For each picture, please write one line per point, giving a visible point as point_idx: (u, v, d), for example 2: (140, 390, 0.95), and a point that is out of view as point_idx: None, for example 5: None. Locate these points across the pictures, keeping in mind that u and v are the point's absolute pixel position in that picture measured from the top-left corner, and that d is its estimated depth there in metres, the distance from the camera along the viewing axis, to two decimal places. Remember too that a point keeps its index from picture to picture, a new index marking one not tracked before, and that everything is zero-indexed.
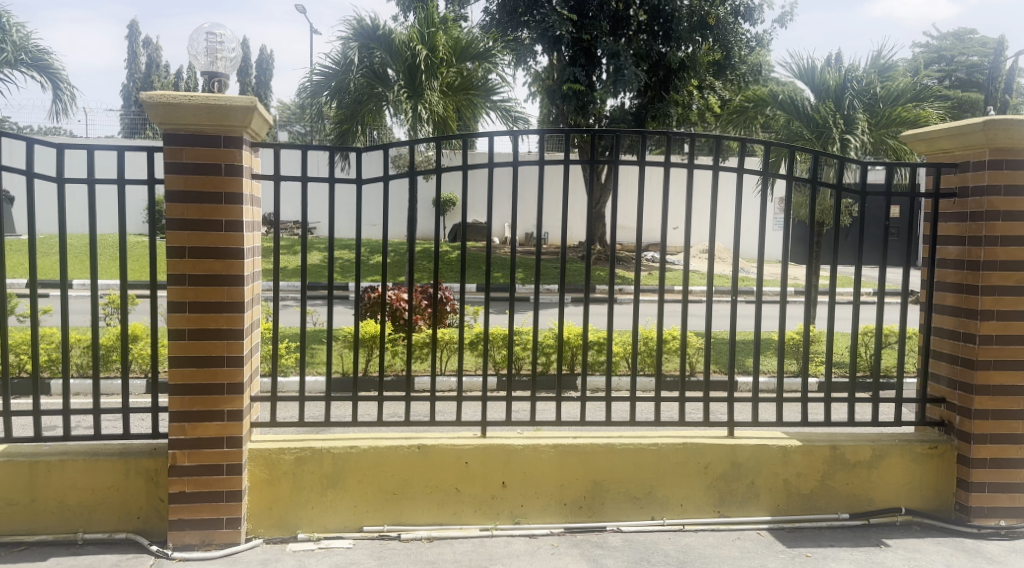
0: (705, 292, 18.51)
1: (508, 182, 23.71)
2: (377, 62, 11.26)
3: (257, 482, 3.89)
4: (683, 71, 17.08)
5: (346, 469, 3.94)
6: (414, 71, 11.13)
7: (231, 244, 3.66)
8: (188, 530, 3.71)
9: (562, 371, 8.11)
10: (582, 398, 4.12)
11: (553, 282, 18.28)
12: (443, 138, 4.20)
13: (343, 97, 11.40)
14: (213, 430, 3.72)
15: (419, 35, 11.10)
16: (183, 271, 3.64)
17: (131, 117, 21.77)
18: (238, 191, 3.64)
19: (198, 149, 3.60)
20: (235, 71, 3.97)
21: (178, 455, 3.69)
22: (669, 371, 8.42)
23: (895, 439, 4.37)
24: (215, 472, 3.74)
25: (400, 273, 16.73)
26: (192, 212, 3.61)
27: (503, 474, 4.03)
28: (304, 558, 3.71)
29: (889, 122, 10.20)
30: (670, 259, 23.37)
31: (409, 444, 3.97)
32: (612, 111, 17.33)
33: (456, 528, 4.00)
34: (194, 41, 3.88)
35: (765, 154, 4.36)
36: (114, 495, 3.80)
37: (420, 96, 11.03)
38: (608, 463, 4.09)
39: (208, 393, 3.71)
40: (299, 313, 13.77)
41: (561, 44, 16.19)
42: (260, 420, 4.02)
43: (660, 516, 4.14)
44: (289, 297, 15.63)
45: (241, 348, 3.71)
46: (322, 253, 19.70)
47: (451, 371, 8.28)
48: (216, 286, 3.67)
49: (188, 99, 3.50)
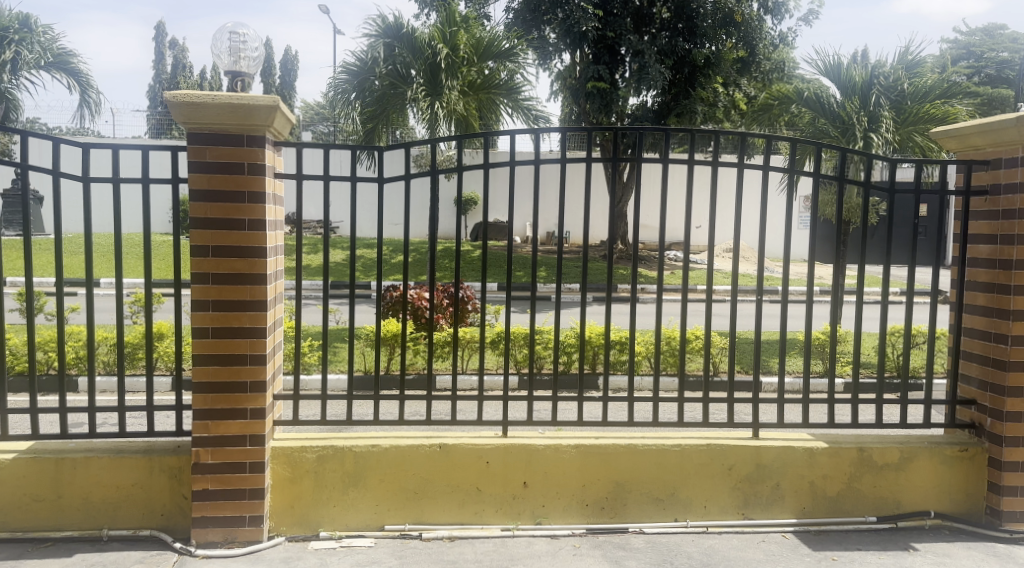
0: (730, 292, 18.38)
1: (530, 181, 23.72)
2: (400, 62, 11.31)
3: (279, 480, 3.90)
4: (708, 68, 16.98)
5: (368, 468, 3.94)
6: (435, 70, 11.16)
7: (253, 244, 3.67)
8: (211, 528, 3.73)
9: (584, 370, 8.11)
10: (604, 399, 4.06)
11: (575, 281, 18.26)
12: (465, 137, 4.12)
13: (365, 96, 11.50)
14: (236, 428, 3.74)
15: (441, 34, 11.14)
16: (206, 269, 3.66)
17: (157, 117, 22.05)
18: (261, 190, 3.64)
19: (221, 148, 3.61)
20: (258, 70, 3.98)
21: (201, 453, 3.71)
22: (692, 371, 8.37)
23: (925, 442, 4.28)
24: (238, 469, 3.75)
25: (421, 272, 16.78)
26: (216, 211, 3.62)
27: (524, 474, 4.01)
28: (326, 557, 3.71)
29: (917, 120, 10.07)
30: (694, 258, 23.21)
31: (431, 444, 3.96)
32: (635, 109, 17.28)
33: (478, 527, 3.98)
34: (217, 41, 3.90)
35: (791, 151, 4.23)
36: (138, 492, 3.83)
37: (441, 94, 11.05)
38: (630, 464, 4.05)
39: (231, 391, 3.72)
40: (322, 311, 13.86)
41: (586, 42, 16.15)
42: (282, 418, 4.03)
43: (684, 518, 4.10)
44: (312, 297, 15.73)
45: (263, 347, 3.72)
46: (344, 253, 19.82)
47: (472, 370, 8.32)
48: (239, 285, 3.68)
49: (211, 98, 3.51)
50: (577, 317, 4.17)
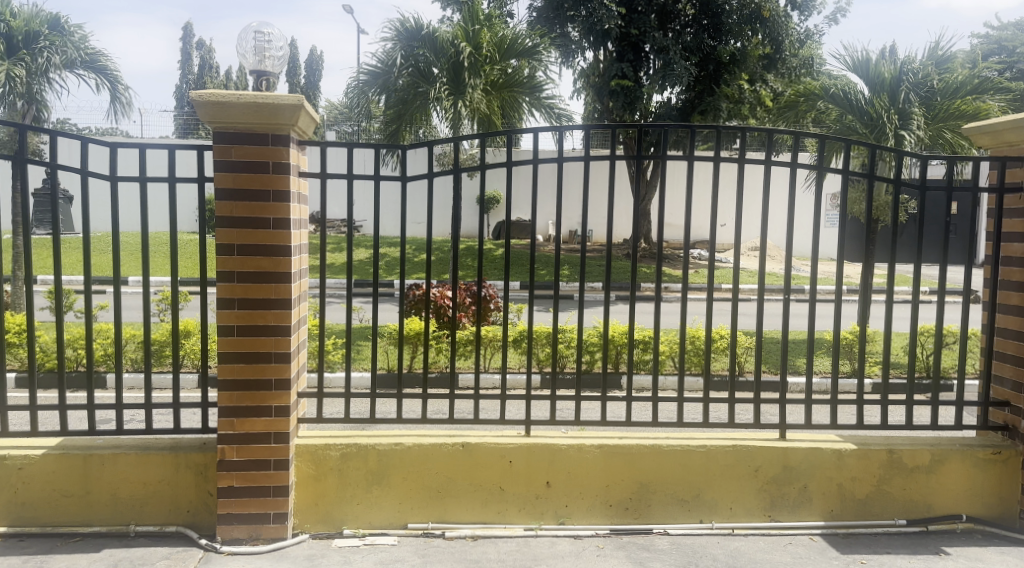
0: (755, 291, 18.21)
1: (553, 180, 23.69)
2: (423, 61, 11.32)
3: (304, 477, 3.91)
4: (734, 65, 16.83)
5: (391, 466, 3.94)
6: (458, 69, 11.18)
7: (278, 242, 3.68)
8: (236, 525, 3.76)
9: (607, 369, 8.08)
10: (628, 399, 4.02)
11: (598, 280, 18.22)
12: (488, 135, 4.08)
13: (389, 96, 11.56)
14: (261, 425, 3.76)
15: (463, 34, 11.15)
16: (232, 267, 3.67)
17: (184, 118, 22.32)
18: (286, 189, 3.65)
19: (246, 147, 3.62)
20: (283, 69, 3.99)
21: (227, 450, 3.73)
22: (717, 371, 8.29)
23: (956, 444, 4.19)
24: (263, 467, 3.77)
25: (444, 271, 16.83)
26: (242, 210, 3.64)
27: (548, 474, 3.98)
28: (350, 555, 3.71)
29: (947, 117, 9.91)
30: (720, 258, 23.01)
31: (453, 442, 3.95)
32: (659, 107, 17.19)
33: (501, 527, 3.97)
34: (243, 40, 3.92)
35: (819, 147, 4.14)
36: (165, 488, 3.86)
37: (463, 93, 11.06)
38: (654, 465, 4.01)
39: (257, 388, 3.74)
40: (345, 310, 13.95)
41: (609, 39, 16.06)
42: (306, 416, 4.03)
43: (709, 520, 4.05)
44: (335, 295, 15.84)
45: (288, 344, 3.74)
46: (368, 252, 19.94)
47: (495, 368, 8.32)
48: (263, 284, 3.70)
49: (237, 97, 3.52)
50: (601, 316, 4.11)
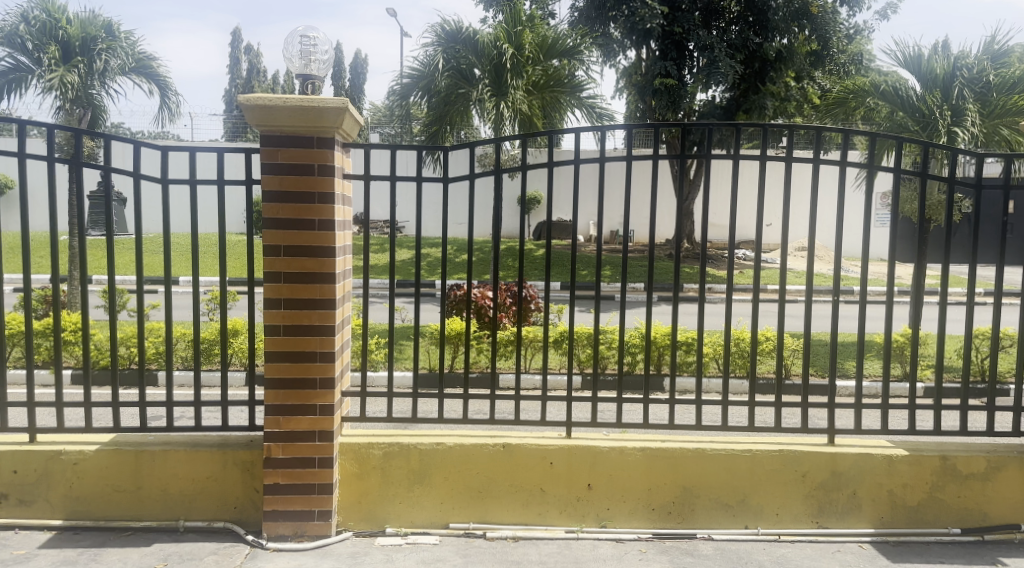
0: (802, 292, 17.87)
1: (595, 180, 23.58)
2: (464, 62, 11.37)
3: (347, 476, 3.95)
4: (780, 62, 16.53)
5: (433, 466, 3.95)
6: (500, 70, 11.20)
7: (323, 243, 3.73)
8: (282, 521, 3.81)
9: (649, 371, 8.02)
10: (672, 402, 3.96)
11: (640, 281, 18.08)
12: (529, 135, 4.06)
13: (431, 98, 11.63)
14: (306, 423, 3.81)
15: (506, 35, 11.15)
16: (278, 268, 3.73)
17: (232, 121, 22.79)
18: (331, 191, 3.70)
19: (293, 150, 3.68)
20: (328, 73, 4.04)
21: (273, 448, 3.79)
22: (762, 374, 8.15)
23: (1015, 451, 4.04)
24: (307, 465, 3.82)
25: (485, 271, 16.87)
26: (288, 211, 3.69)
27: (589, 476, 3.96)
28: (392, 553, 3.74)
29: (1004, 112, 9.58)
30: (765, 258, 22.62)
31: (495, 443, 3.95)
32: (703, 106, 16.97)
33: (542, 528, 3.95)
34: (289, 45, 3.97)
35: (869, 146, 4.02)
36: (213, 485, 3.93)
37: (505, 94, 11.07)
38: (696, 468, 3.96)
39: (301, 387, 3.79)
40: (388, 309, 14.08)
41: (652, 38, 15.91)
42: (349, 414, 4.08)
43: (754, 526, 3.98)
44: (378, 295, 16.01)
45: (332, 344, 3.78)
46: (410, 252, 20.10)
47: (536, 369, 8.31)
48: (308, 284, 3.75)
49: (283, 101, 3.58)
50: (643, 317, 4.04)
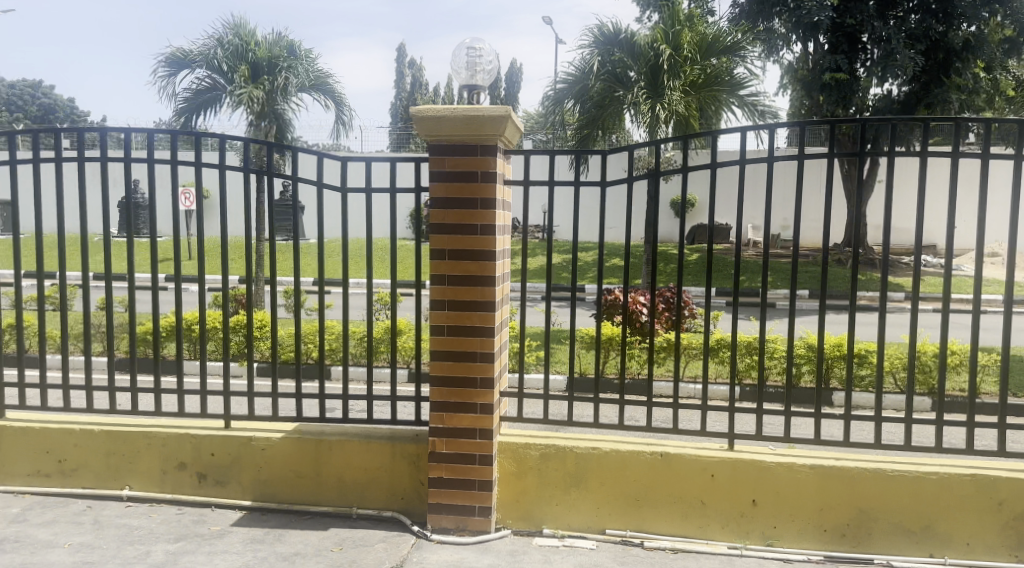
0: (993, 302, 16.22)
1: (756, 182, 22.68)
2: (621, 65, 11.32)
3: (505, 475, 4.04)
4: (968, 51, 15.13)
5: (590, 470, 3.95)
6: (657, 72, 11.06)
7: (484, 247, 3.84)
8: (445, 514, 3.96)
9: (817, 384, 7.58)
10: (845, 417, 3.73)
11: (805, 288, 17.17)
12: (689, 137, 3.96)
13: (585, 102, 11.61)
14: (468, 421, 3.93)
15: (664, 35, 11.00)
16: (442, 271, 3.88)
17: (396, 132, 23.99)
18: (492, 197, 3.80)
19: (458, 157, 3.81)
20: (492, 83, 4.15)
21: (437, 443, 3.94)
22: (948, 391, 7.47)
23: None
24: (468, 461, 3.94)
25: (640, 276, 16.67)
26: (452, 217, 3.84)
27: (752, 492, 3.80)
28: (550, 554, 3.78)
29: None
30: (949, 265, 20.76)
31: (653, 451, 3.89)
32: (877, 101, 15.87)
33: (703, 542, 3.84)
34: (457, 57, 4.13)
35: None
36: (383, 475, 4.16)
37: (662, 96, 10.92)
38: (879, 490, 3.69)
39: (463, 386, 3.92)
40: (543, 313, 14.26)
41: (820, 31, 15.11)
42: (508, 415, 4.16)
43: (940, 555, 3.66)
44: (533, 298, 16.25)
45: (492, 345, 3.88)
46: (563, 256, 20.26)
47: (694, 377, 8.10)
48: (471, 287, 3.87)
49: (451, 111, 3.73)
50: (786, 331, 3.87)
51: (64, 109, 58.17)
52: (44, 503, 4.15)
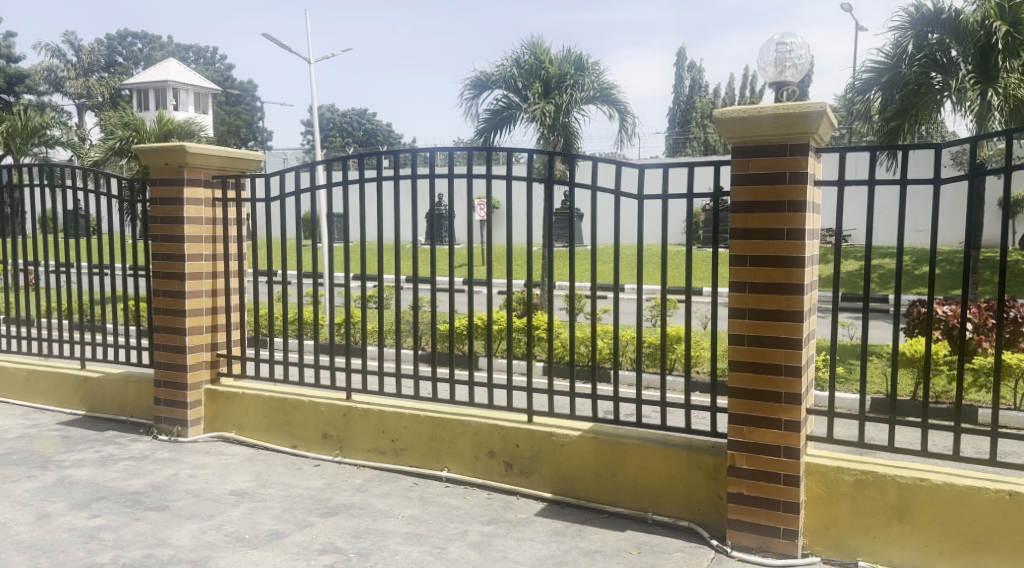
0: None
1: None
2: (940, 50, 10.01)
3: (813, 498, 3.75)
4: None
5: (917, 502, 3.53)
6: (988, 52, 9.64)
7: (793, 253, 3.61)
8: (746, 533, 3.77)
9: None
10: None
11: None
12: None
13: (894, 92, 10.38)
14: (771, 437, 3.71)
15: (998, 11, 9.57)
16: (744, 278, 3.73)
17: (675, 136, 23.70)
18: (802, 199, 3.57)
19: (764, 159, 3.64)
20: (802, 78, 3.90)
21: (736, 457, 3.78)
22: None
23: None
24: (772, 479, 3.72)
25: (954, 288, 14.65)
26: (756, 222, 3.67)
27: None
28: None
29: None
30: None
31: (998, 489, 3.38)
32: None
33: None
34: (764, 55, 3.95)
35: None
36: (679, 483, 4.07)
37: (994, 80, 9.49)
38: None
39: (766, 399, 3.72)
40: (834, 324, 13.13)
41: None
42: (815, 433, 3.86)
43: None
44: (823, 308, 15.03)
45: (799, 358, 3.63)
46: (858, 263, 18.52)
47: None
48: (778, 295, 3.67)
49: (760, 111, 3.56)
50: None
51: (380, 131, 66.28)
52: (379, 476, 4.71)
